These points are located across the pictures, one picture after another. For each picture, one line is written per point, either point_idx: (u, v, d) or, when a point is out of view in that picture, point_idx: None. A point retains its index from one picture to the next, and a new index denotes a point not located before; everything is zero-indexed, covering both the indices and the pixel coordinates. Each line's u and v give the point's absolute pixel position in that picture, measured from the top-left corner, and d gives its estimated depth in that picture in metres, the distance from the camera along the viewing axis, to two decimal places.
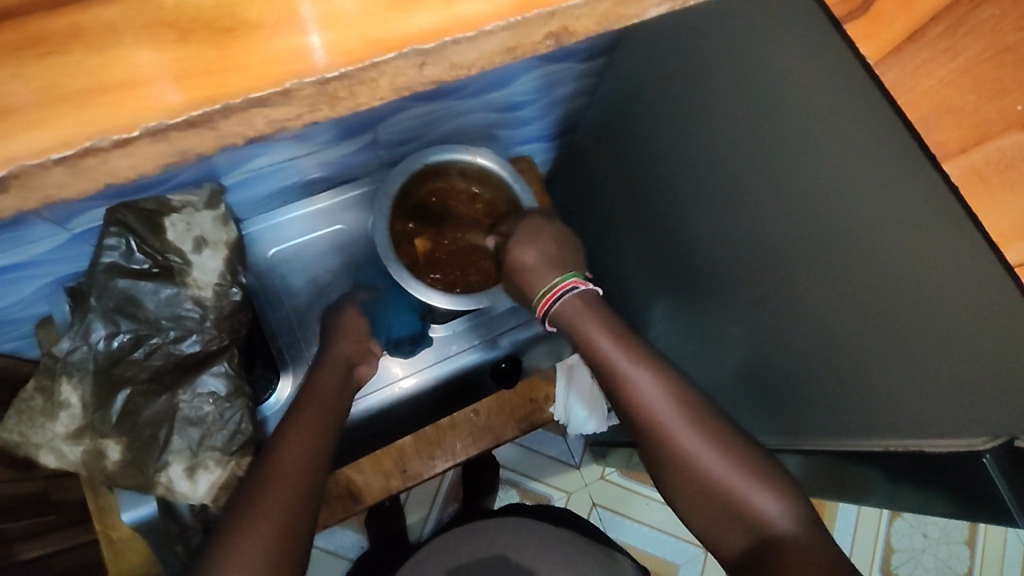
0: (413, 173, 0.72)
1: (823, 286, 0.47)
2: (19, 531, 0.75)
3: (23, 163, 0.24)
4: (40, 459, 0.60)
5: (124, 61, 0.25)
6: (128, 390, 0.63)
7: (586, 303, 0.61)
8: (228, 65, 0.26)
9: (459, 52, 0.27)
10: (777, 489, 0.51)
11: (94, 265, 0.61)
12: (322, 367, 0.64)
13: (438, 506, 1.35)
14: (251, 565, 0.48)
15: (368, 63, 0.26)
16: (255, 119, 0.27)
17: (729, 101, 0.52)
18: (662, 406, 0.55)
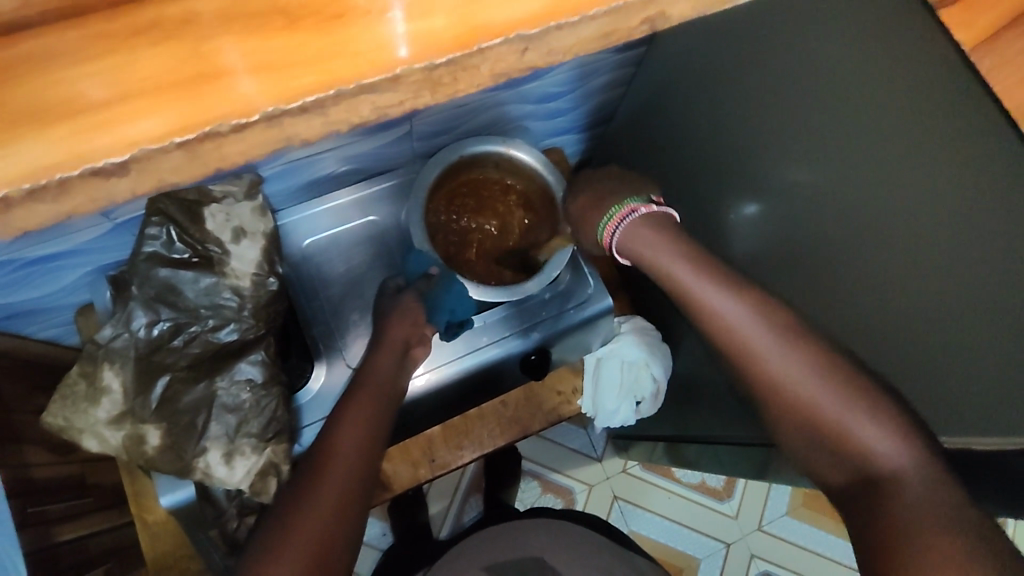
0: (449, 165, 0.72)
1: (900, 283, 0.45)
2: (60, 513, 0.75)
3: (110, 160, 0.20)
4: (84, 443, 0.61)
5: (212, 48, 0.21)
6: (168, 376, 0.64)
7: (652, 223, 0.58)
8: (333, 49, 0.21)
9: (562, 36, 0.23)
10: (890, 427, 0.45)
11: (136, 254, 0.63)
12: (376, 350, 0.65)
13: (461, 496, 1.36)
14: (315, 532, 0.51)
15: (475, 49, 0.22)
16: (362, 106, 0.22)
17: (798, 87, 0.50)
18: (749, 328, 0.51)
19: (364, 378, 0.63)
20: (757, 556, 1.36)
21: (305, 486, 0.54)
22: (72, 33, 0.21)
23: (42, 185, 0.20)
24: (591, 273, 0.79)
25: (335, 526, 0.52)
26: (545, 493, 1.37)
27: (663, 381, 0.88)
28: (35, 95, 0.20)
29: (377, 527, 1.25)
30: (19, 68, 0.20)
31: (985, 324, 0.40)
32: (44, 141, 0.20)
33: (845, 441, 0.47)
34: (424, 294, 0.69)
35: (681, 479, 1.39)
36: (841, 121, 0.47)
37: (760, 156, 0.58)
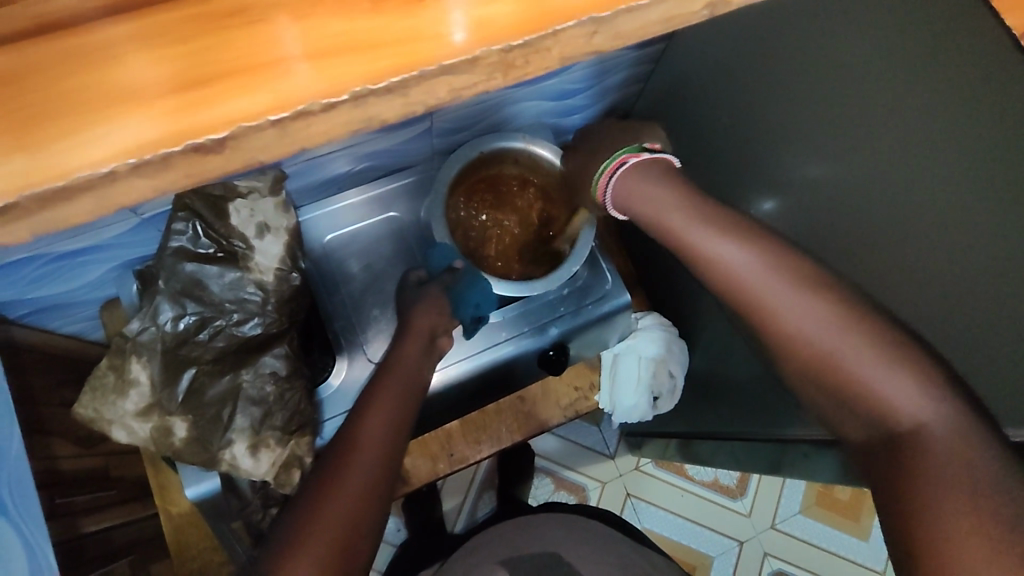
0: (469, 161, 0.73)
1: (922, 278, 0.46)
2: (85, 504, 0.76)
3: (208, 137, 0.21)
4: (113, 435, 0.61)
5: (272, 39, 0.22)
6: (194, 370, 0.64)
7: (639, 172, 0.58)
8: (413, 34, 0.22)
9: (627, 20, 0.24)
10: (912, 372, 0.43)
11: (163, 249, 0.64)
12: (404, 338, 0.66)
13: (474, 494, 1.36)
14: (337, 521, 0.51)
15: (549, 31, 0.23)
16: (438, 88, 0.24)
17: (825, 80, 0.50)
18: (756, 273, 0.49)
19: (389, 369, 0.63)
20: (770, 554, 1.36)
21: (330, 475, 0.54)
22: (165, 17, 0.22)
23: (145, 160, 0.21)
24: (608, 269, 0.79)
25: (357, 521, 0.52)
26: (559, 490, 1.37)
27: (680, 377, 0.89)
28: (134, 75, 0.22)
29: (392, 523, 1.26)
30: (120, 51, 0.22)
31: (1009, 326, 0.40)
32: (147, 119, 0.21)
33: (864, 390, 0.44)
34: (448, 288, 0.69)
35: (694, 477, 1.39)
36: (867, 115, 0.47)
37: (784, 151, 0.57)
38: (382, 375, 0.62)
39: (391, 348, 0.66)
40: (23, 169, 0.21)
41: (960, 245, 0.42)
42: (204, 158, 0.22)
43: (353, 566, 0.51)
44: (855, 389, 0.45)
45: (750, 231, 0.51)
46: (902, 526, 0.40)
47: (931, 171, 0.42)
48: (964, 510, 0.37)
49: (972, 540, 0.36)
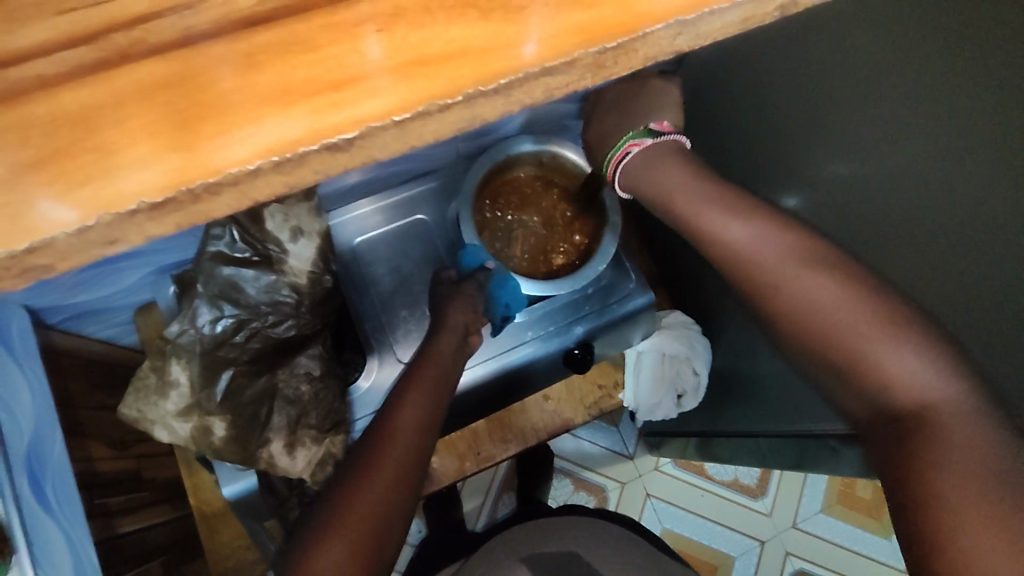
0: (495, 163, 0.74)
1: (959, 279, 0.45)
2: (120, 506, 0.77)
3: (342, 135, 0.20)
4: (156, 435, 0.63)
5: (355, 48, 0.20)
6: (231, 371, 0.65)
7: (648, 156, 0.56)
8: (495, 44, 0.21)
9: (710, 21, 0.22)
10: (918, 343, 0.43)
11: (202, 253, 0.65)
12: (439, 332, 0.67)
13: (494, 495, 1.37)
14: (370, 504, 0.53)
15: (640, 33, 0.21)
16: (535, 89, 0.22)
17: (851, 78, 0.50)
18: (766, 249, 0.50)
19: (426, 360, 0.64)
20: (793, 553, 1.35)
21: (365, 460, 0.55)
22: (300, 27, 0.20)
23: (287, 158, 0.20)
24: (633, 268, 0.80)
25: (390, 506, 0.54)
26: (578, 491, 1.38)
27: (704, 374, 0.90)
28: (278, 78, 0.20)
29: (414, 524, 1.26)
30: (266, 55, 0.20)
31: None
32: (285, 118, 0.20)
33: (868, 360, 0.44)
34: (483, 286, 0.71)
35: (713, 477, 1.39)
36: (891, 113, 0.47)
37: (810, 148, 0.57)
38: (414, 376, 0.62)
39: (422, 352, 0.66)
40: (169, 171, 0.20)
41: (991, 240, 0.42)
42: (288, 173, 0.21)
43: (384, 547, 0.53)
44: (862, 359, 0.45)
45: (761, 211, 0.52)
46: (903, 494, 0.39)
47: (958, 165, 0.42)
48: (963, 476, 0.37)
49: (968, 507, 0.36)
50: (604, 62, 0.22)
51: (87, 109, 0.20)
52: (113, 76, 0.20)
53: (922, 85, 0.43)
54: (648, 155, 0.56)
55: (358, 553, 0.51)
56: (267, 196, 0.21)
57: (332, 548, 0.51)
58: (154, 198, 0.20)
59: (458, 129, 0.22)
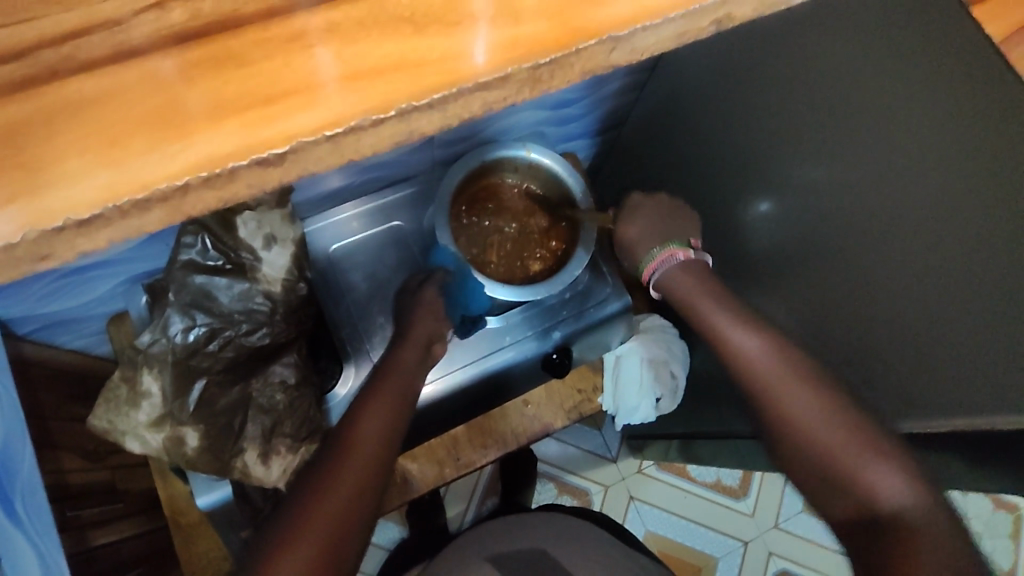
0: (471, 170, 0.74)
1: (904, 279, 0.46)
2: (93, 518, 0.75)
3: (273, 151, 0.21)
4: (127, 446, 0.63)
5: (303, 62, 0.21)
6: (204, 381, 0.65)
7: (685, 272, 0.60)
8: (440, 57, 0.22)
9: (644, 37, 0.24)
10: (896, 467, 0.47)
11: (173, 261, 0.64)
12: (402, 345, 0.67)
13: (477, 500, 1.36)
14: (332, 512, 0.53)
15: (573, 49, 0.23)
16: (473, 103, 0.23)
17: (813, 84, 0.50)
18: (764, 365, 0.53)
19: (387, 372, 0.64)
20: (775, 553, 1.36)
21: (327, 468, 0.55)
22: (232, 42, 0.21)
23: (216, 173, 0.21)
24: (609, 273, 0.81)
25: (353, 514, 0.54)
26: (562, 494, 1.37)
27: (682, 378, 0.91)
28: (211, 92, 0.21)
29: (394, 530, 1.24)
30: (199, 72, 0.21)
31: (990, 319, 0.40)
32: (217, 133, 0.21)
33: (851, 475, 0.48)
34: (444, 287, 0.72)
35: (696, 478, 1.40)
36: (846, 116, 0.48)
37: (773, 156, 0.57)
38: (379, 385, 0.63)
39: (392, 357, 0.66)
40: (101, 185, 0.20)
41: (950, 246, 0.42)
42: (229, 183, 0.21)
43: (345, 557, 0.52)
44: (843, 473, 0.48)
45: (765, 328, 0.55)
46: None
47: (920, 172, 0.43)
48: None
49: None
50: (539, 75, 0.23)
51: (12, 126, 0.20)
52: (48, 91, 0.21)
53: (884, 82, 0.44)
54: (686, 272, 0.60)
55: (317, 563, 0.51)
56: (214, 203, 0.22)
57: (291, 556, 0.50)
58: (81, 214, 0.20)
59: (395, 141, 0.23)
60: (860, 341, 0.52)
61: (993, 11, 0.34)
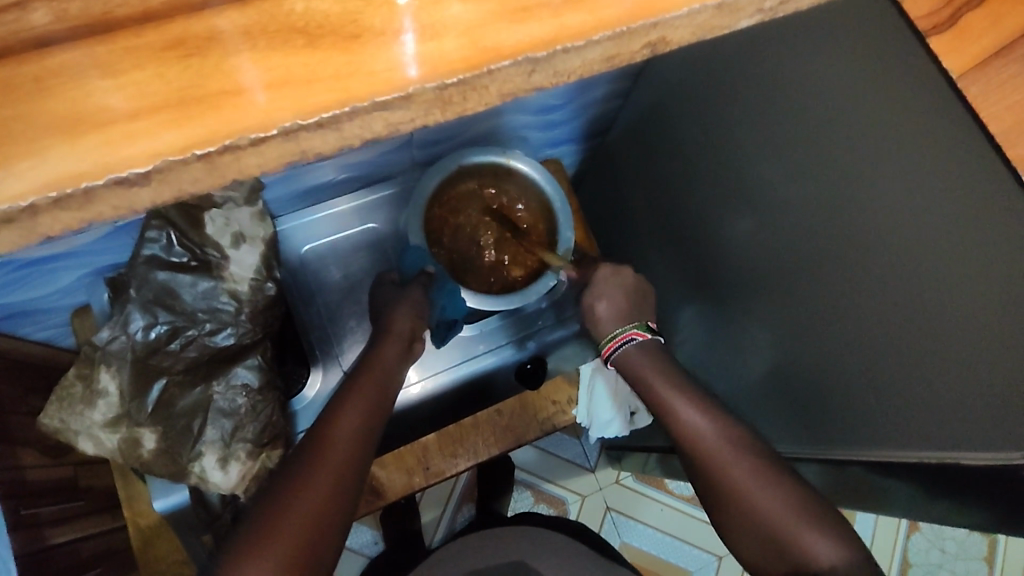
0: (448, 174, 0.72)
1: (867, 309, 0.43)
2: (52, 516, 0.72)
3: (133, 170, 0.20)
4: (79, 446, 0.60)
5: (224, 67, 0.21)
6: (164, 380, 0.63)
7: (645, 351, 0.61)
8: (353, 69, 0.21)
9: (568, 59, 0.23)
10: (826, 531, 0.48)
11: (135, 257, 0.63)
12: (383, 340, 0.65)
13: (452, 507, 1.30)
14: (298, 523, 0.50)
15: (484, 70, 0.22)
16: (374, 123, 0.22)
17: (767, 111, 0.48)
18: (709, 437, 0.54)
19: (368, 367, 0.62)
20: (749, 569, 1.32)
21: (297, 475, 0.53)
22: (100, 49, 0.21)
23: (69, 194, 0.20)
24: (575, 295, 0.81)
25: (323, 521, 0.52)
26: (538, 503, 1.31)
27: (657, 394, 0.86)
28: (66, 104, 0.20)
29: (368, 535, 1.21)
30: (54, 78, 0.20)
31: (940, 352, 0.38)
32: (136, 145, 0.20)
33: (791, 546, 0.48)
34: (428, 289, 0.69)
35: (673, 491, 1.34)
36: (798, 146, 0.46)
37: (740, 178, 0.54)
38: (353, 386, 0.60)
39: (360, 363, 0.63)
40: None
41: (917, 283, 0.38)
42: (131, 192, 0.21)
43: (318, 564, 0.51)
44: (780, 540, 0.49)
45: (704, 397, 0.56)
46: None
47: (869, 200, 0.41)
48: None
49: None
50: (449, 97, 0.22)
51: None
52: None
53: (827, 112, 0.42)
54: (646, 351, 0.61)
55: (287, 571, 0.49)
56: (110, 208, 0.21)
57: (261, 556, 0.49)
58: None
59: (284, 162, 0.22)
60: (827, 373, 0.49)
61: (951, 45, 0.29)
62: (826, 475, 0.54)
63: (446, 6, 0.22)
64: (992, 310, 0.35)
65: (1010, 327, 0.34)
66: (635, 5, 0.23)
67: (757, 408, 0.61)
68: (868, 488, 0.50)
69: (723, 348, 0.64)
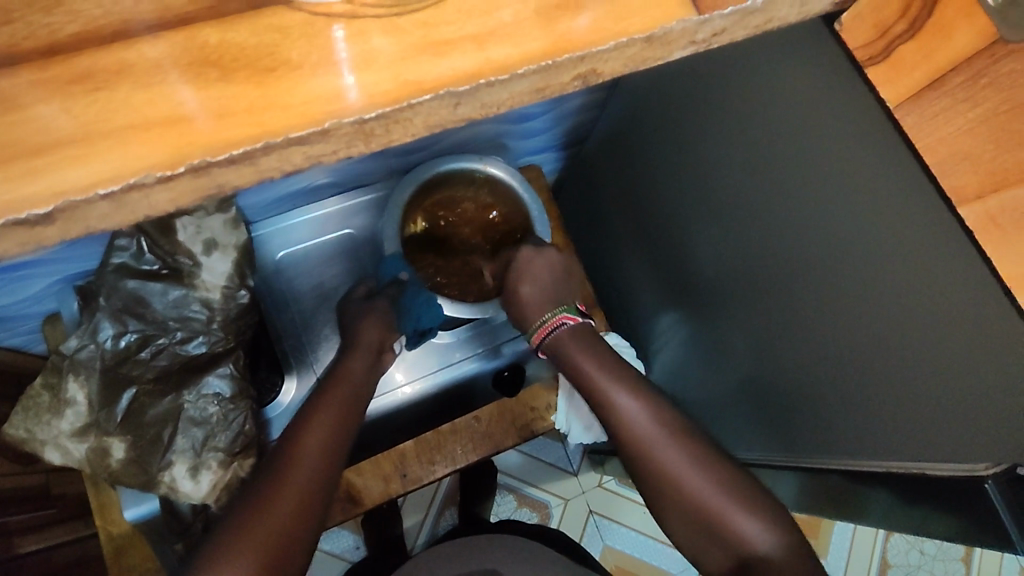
0: (423, 181, 0.72)
1: (829, 326, 0.43)
2: (21, 525, 0.71)
3: (73, 199, 0.23)
4: (45, 456, 0.60)
5: (167, 98, 0.25)
6: (134, 390, 0.63)
7: (576, 335, 0.58)
8: (269, 103, 0.25)
9: (493, 91, 0.26)
10: (758, 512, 0.48)
11: (105, 265, 0.62)
12: (351, 353, 0.65)
13: (436, 511, 1.29)
14: (268, 533, 0.50)
15: (404, 104, 0.25)
16: (293, 156, 0.26)
17: (724, 125, 0.49)
18: (646, 428, 0.52)
19: (335, 380, 0.62)
20: None
21: (270, 484, 0.53)
22: None
23: (23, 218, 0.23)
24: None
25: (296, 532, 0.51)
26: (521, 507, 1.31)
27: None
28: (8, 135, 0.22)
29: (350, 539, 1.20)
30: None
31: (891, 367, 0.39)
32: (79, 169, 0.24)
33: (725, 530, 0.49)
34: (396, 302, 0.69)
35: None
36: (750, 163, 0.47)
37: (706, 189, 0.54)
38: (326, 396, 0.60)
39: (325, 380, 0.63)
40: None
41: (868, 298, 0.39)
42: None
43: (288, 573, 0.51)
44: (716, 525, 0.49)
45: (636, 384, 0.55)
46: None
47: (817, 218, 0.42)
48: None
49: None
50: (371, 128, 0.26)
51: None
52: None
53: (775, 132, 0.43)
54: (577, 335, 0.58)
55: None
56: None
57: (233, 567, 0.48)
58: None
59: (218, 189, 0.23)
60: (790, 384, 0.49)
61: (888, 75, 0.32)
62: (801, 484, 0.54)
63: (370, 37, 0.26)
64: (938, 327, 0.35)
65: (961, 345, 0.34)
66: (558, 42, 0.26)
67: (730, 417, 0.61)
68: (838, 496, 0.50)
69: (698, 357, 0.64)
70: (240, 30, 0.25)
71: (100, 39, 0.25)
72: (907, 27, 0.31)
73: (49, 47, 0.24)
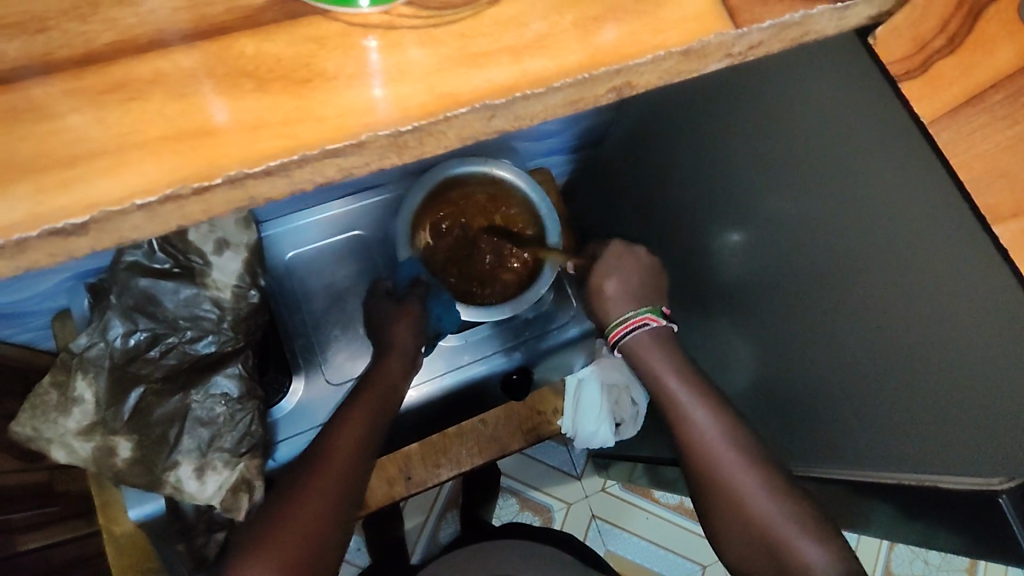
0: (432, 186, 0.71)
1: (844, 340, 0.43)
2: (27, 522, 0.71)
3: (107, 209, 0.23)
4: (51, 455, 0.59)
5: (200, 108, 0.24)
6: (142, 389, 0.62)
7: (657, 341, 0.57)
8: (304, 115, 0.25)
9: (529, 103, 0.26)
10: (826, 545, 0.47)
11: (117, 263, 0.62)
12: (386, 355, 0.65)
13: (438, 513, 1.28)
14: (296, 535, 0.51)
15: (440, 116, 0.25)
16: (327, 168, 0.25)
17: (741, 134, 0.49)
18: (718, 445, 0.52)
19: (371, 381, 0.62)
20: None
21: (300, 485, 0.53)
22: None
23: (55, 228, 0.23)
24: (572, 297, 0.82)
25: (322, 535, 0.51)
26: (524, 511, 1.31)
27: (644, 406, 0.83)
28: None
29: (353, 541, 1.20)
30: None
31: (909, 383, 0.38)
32: (107, 180, 0.24)
33: (786, 555, 0.48)
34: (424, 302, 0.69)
35: (659, 500, 1.33)
36: (769, 172, 0.47)
37: (721, 197, 0.54)
38: (355, 398, 0.60)
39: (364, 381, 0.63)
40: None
41: (889, 313, 0.39)
42: None
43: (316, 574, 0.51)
44: (778, 549, 0.48)
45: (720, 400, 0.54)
46: None
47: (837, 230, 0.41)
48: None
49: None
50: (405, 140, 0.25)
51: None
52: None
53: (795, 143, 0.43)
54: (658, 341, 0.58)
55: None
56: None
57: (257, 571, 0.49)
58: None
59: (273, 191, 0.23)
60: (806, 398, 0.49)
61: (923, 91, 0.32)
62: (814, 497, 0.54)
63: (406, 50, 0.26)
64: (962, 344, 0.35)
65: (986, 363, 0.34)
66: (593, 56, 0.26)
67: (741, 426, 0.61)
68: (851, 509, 0.50)
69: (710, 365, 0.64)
70: (276, 41, 0.25)
71: (134, 48, 0.25)
72: (946, 41, 0.31)
73: (84, 55, 0.24)
